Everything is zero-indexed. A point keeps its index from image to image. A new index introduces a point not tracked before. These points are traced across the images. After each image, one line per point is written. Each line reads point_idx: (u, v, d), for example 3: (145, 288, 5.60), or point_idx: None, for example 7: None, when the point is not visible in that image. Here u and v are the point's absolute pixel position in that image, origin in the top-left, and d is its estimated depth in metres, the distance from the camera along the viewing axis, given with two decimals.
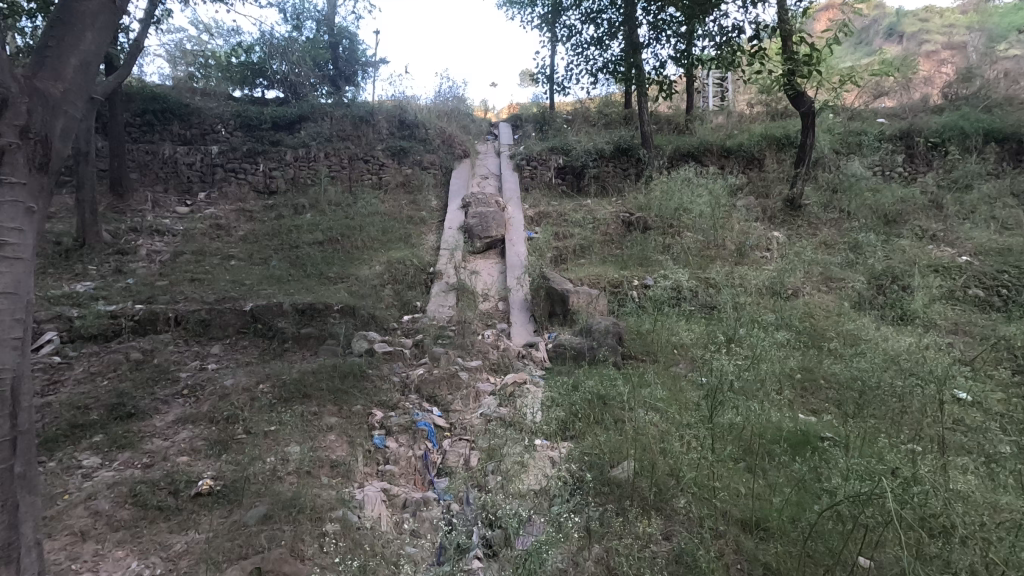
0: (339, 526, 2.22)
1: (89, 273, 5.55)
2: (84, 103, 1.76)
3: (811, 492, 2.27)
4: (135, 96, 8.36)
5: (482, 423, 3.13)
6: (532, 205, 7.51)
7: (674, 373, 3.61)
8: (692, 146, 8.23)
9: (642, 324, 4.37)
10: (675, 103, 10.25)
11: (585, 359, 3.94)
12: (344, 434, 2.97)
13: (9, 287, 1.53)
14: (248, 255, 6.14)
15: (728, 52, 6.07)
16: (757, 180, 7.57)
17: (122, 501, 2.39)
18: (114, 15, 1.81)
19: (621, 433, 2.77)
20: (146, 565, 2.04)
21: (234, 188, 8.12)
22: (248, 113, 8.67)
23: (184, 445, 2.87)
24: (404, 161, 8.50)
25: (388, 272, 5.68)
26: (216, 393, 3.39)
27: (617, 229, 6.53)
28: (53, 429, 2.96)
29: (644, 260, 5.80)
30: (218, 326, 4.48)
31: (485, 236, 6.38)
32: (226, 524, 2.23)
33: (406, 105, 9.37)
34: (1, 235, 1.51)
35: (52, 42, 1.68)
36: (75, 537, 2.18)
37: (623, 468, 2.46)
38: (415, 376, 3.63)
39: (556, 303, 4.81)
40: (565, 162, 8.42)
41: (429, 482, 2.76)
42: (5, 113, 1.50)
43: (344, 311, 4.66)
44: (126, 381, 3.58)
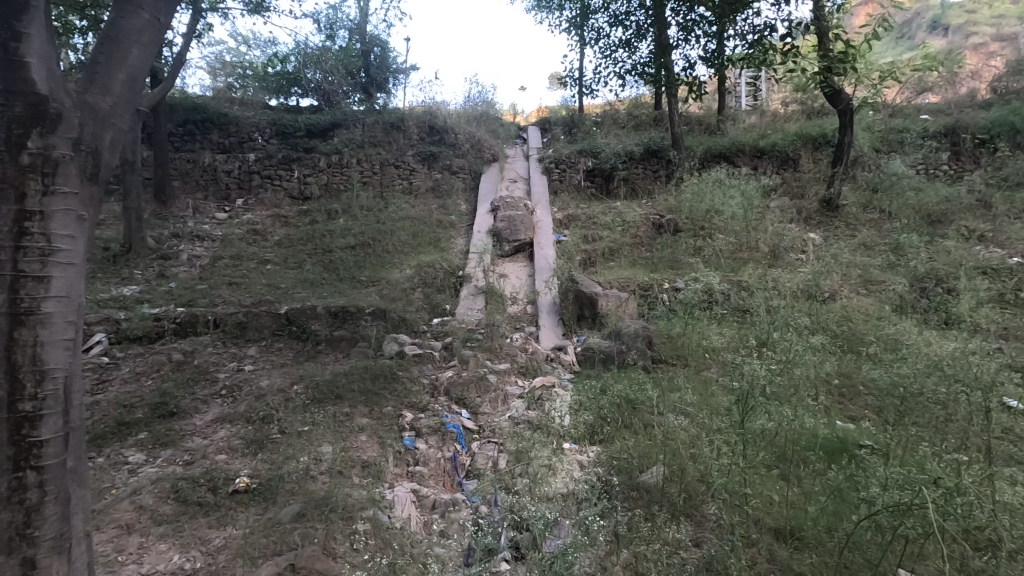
0: (370, 525, 2.26)
1: (135, 277, 5.80)
2: (130, 116, 1.85)
3: (848, 502, 2.20)
4: (178, 107, 8.67)
5: (511, 426, 3.15)
6: (560, 207, 7.51)
7: (704, 378, 3.56)
8: (724, 146, 8.08)
9: (672, 327, 4.32)
10: (706, 104, 10.11)
11: (615, 363, 3.92)
12: (375, 435, 3.03)
13: (63, 291, 1.60)
14: (283, 260, 6.31)
15: (760, 51, 5.92)
16: (793, 181, 7.41)
17: (165, 497, 2.49)
18: (158, 32, 1.91)
19: (650, 437, 2.76)
20: (188, 558, 2.12)
21: (270, 194, 8.36)
22: (283, 120, 8.91)
23: (222, 443, 2.96)
24: (434, 166, 8.62)
25: (418, 275, 5.77)
26: (253, 393, 3.49)
27: (647, 231, 6.48)
28: (102, 426, 3.11)
29: (674, 262, 5.74)
30: (254, 328, 4.61)
31: (514, 239, 6.40)
32: (262, 521, 2.30)
33: (436, 111, 9.49)
34: (55, 241, 1.58)
35: (101, 58, 1.76)
36: (120, 530, 2.27)
37: (652, 473, 2.45)
38: (444, 378, 3.66)
39: (585, 306, 4.79)
40: (594, 165, 8.39)
41: (458, 483, 2.80)
42: (60, 127, 1.57)
43: (375, 314, 4.74)
44: (168, 381, 3.73)
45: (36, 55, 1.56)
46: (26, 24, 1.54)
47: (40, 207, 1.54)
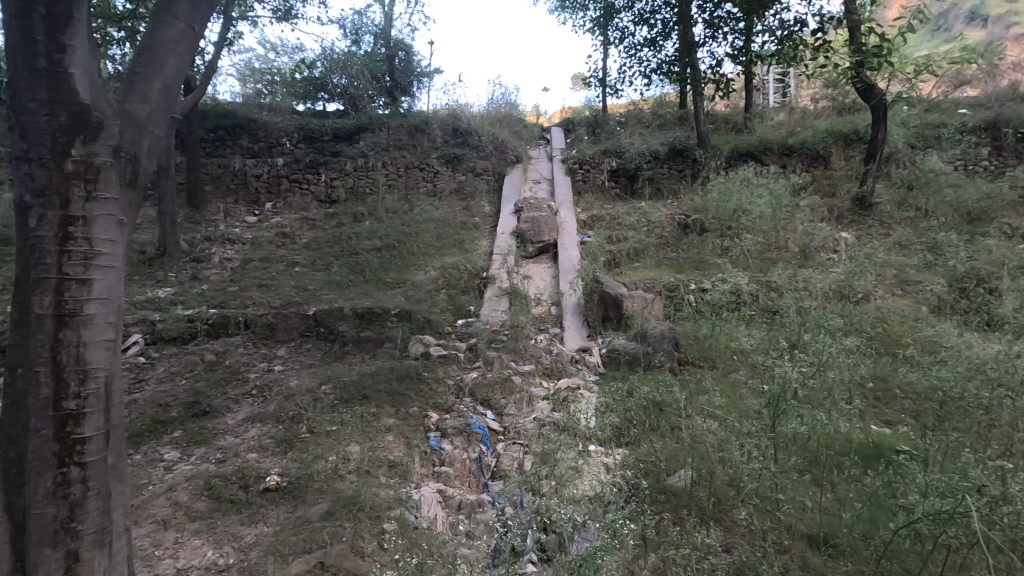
0: (397, 525, 2.28)
1: (169, 280, 5.97)
2: (166, 123, 1.90)
3: (884, 509, 2.13)
4: (210, 113, 8.89)
5: (536, 427, 3.15)
6: (584, 208, 7.48)
7: (733, 380, 3.50)
8: (752, 144, 7.94)
9: (699, 329, 4.26)
10: (733, 102, 9.96)
11: (640, 364, 3.88)
12: (401, 435, 3.06)
13: (104, 293, 1.65)
14: (311, 262, 6.42)
15: (790, 46, 5.81)
16: (823, 179, 7.24)
17: (199, 494, 2.55)
18: (193, 41, 1.96)
19: (677, 441, 2.73)
20: (221, 554, 2.17)
21: (297, 198, 8.52)
22: (311, 125, 9.07)
23: (253, 442, 3.02)
24: (458, 168, 8.66)
25: (443, 276, 5.80)
26: (282, 393, 3.56)
27: (673, 232, 6.41)
28: (139, 425, 3.21)
29: (701, 263, 5.66)
30: (283, 329, 4.69)
31: (538, 240, 6.39)
32: (292, 518, 2.34)
33: (459, 113, 9.56)
34: (97, 245, 1.63)
35: (139, 67, 1.82)
36: (157, 525, 2.34)
37: (680, 477, 2.42)
38: (469, 378, 3.68)
39: (610, 307, 4.76)
40: (618, 165, 8.34)
41: (483, 484, 2.81)
42: (101, 135, 1.63)
43: (401, 315, 4.79)
44: (201, 381, 3.82)
45: (80, 66, 1.61)
46: (70, 36, 1.59)
47: (83, 212, 1.60)
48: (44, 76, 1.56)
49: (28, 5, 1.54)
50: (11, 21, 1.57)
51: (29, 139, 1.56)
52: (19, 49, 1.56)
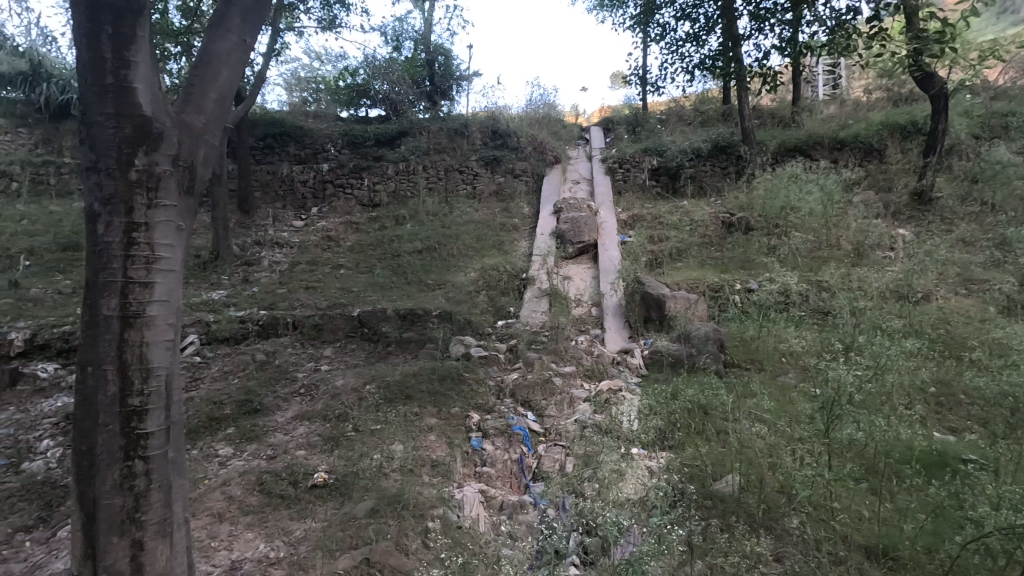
0: (440, 524, 2.31)
1: (222, 282, 6.23)
2: (220, 132, 1.98)
3: (950, 521, 2.02)
4: (259, 122, 9.23)
5: (578, 429, 3.13)
6: (624, 208, 7.38)
7: (782, 384, 3.38)
8: (801, 139, 7.65)
9: (745, 331, 4.14)
10: (780, 95, 9.64)
11: (684, 366, 3.81)
12: (443, 435, 3.09)
13: (164, 295, 1.73)
14: (355, 265, 6.57)
15: (842, 36, 5.56)
16: (878, 174, 6.92)
17: (251, 489, 2.65)
18: (245, 53, 2.04)
19: (724, 445, 2.66)
20: (272, 547, 2.24)
21: (342, 202, 8.74)
22: (354, 131, 9.30)
23: (301, 440, 3.11)
24: (497, 170, 8.69)
25: (483, 277, 5.84)
26: (329, 392, 3.66)
27: (716, 231, 6.25)
28: (196, 421, 3.36)
29: (747, 262, 5.50)
30: (329, 330, 4.82)
31: (577, 241, 6.35)
32: (338, 515, 2.39)
33: (498, 115, 9.61)
34: (158, 250, 1.72)
35: (195, 80, 1.90)
36: (213, 518, 2.44)
37: (727, 482, 2.35)
38: (510, 379, 3.69)
39: (652, 308, 4.69)
40: (659, 164, 8.20)
41: (525, 486, 2.81)
42: (162, 145, 1.71)
43: (442, 317, 4.85)
44: (253, 380, 3.97)
45: (142, 80, 1.70)
46: (134, 52, 1.67)
47: (145, 219, 1.69)
48: (111, 91, 1.65)
49: (97, 24, 1.64)
50: (80, 40, 1.67)
51: (98, 151, 1.65)
52: (88, 66, 1.65)
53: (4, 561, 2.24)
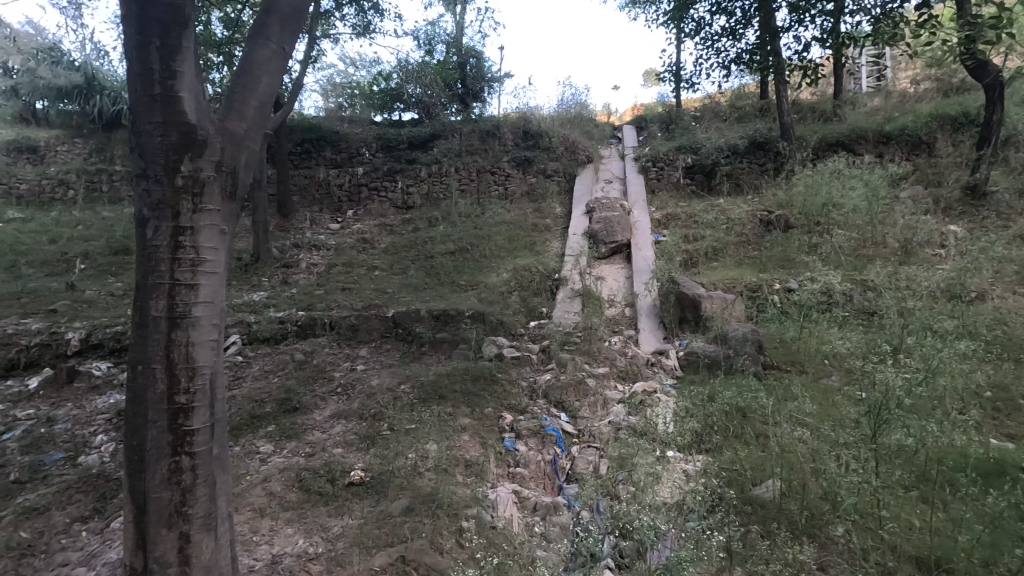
0: (475, 524, 2.32)
1: (263, 284, 6.42)
2: (260, 139, 2.04)
3: (1009, 533, 1.91)
4: (297, 128, 9.47)
5: (612, 431, 3.10)
6: (658, 207, 7.28)
7: (824, 386, 3.27)
8: (843, 133, 7.39)
9: (785, 332, 4.02)
10: (820, 89, 9.35)
11: (721, 368, 3.72)
12: (477, 435, 3.10)
13: (208, 297, 1.79)
14: (390, 266, 6.68)
15: (888, 25, 5.34)
16: (927, 168, 6.63)
17: (291, 485, 2.71)
18: (283, 61, 2.10)
19: (764, 449, 2.59)
20: (311, 543, 2.29)
21: (376, 205, 8.88)
22: (388, 135, 9.45)
23: (338, 438, 3.18)
24: (529, 170, 8.68)
25: (515, 278, 5.84)
26: (364, 392, 3.72)
27: (754, 229, 6.10)
28: (238, 418, 3.47)
29: (786, 261, 5.34)
30: (365, 331, 4.91)
31: (610, 241, 6.29)
32: (374, 512, 2.43)
33: (530, 116, 9.61)
34: (202, 253, 1.78)
35: (237, 88, 1.96)
36: (255, 513, 2.51)
37: (768, 487, 2.29)
38: (543, 380, 3.68)
39: (687, 309, 4.60)
40: (693, 161, 8.04)
41: (558, 487, 2.80)
42: (206, 151, 1.77)
43: (475, 317, 4.87)
44: (291, 379, 4.08)
45: (187, 89, 1.76)
46: (180, 63, 1.74)
47: (191, 223, 1.75)
48: (159, 100, 1.72)
49: (146, 37, 1.71)
50: (130, 54, 1.74)
51: (147, 158, 1.73)
52: (138, 77, 1.73)
53: (62, 549, 2.36)
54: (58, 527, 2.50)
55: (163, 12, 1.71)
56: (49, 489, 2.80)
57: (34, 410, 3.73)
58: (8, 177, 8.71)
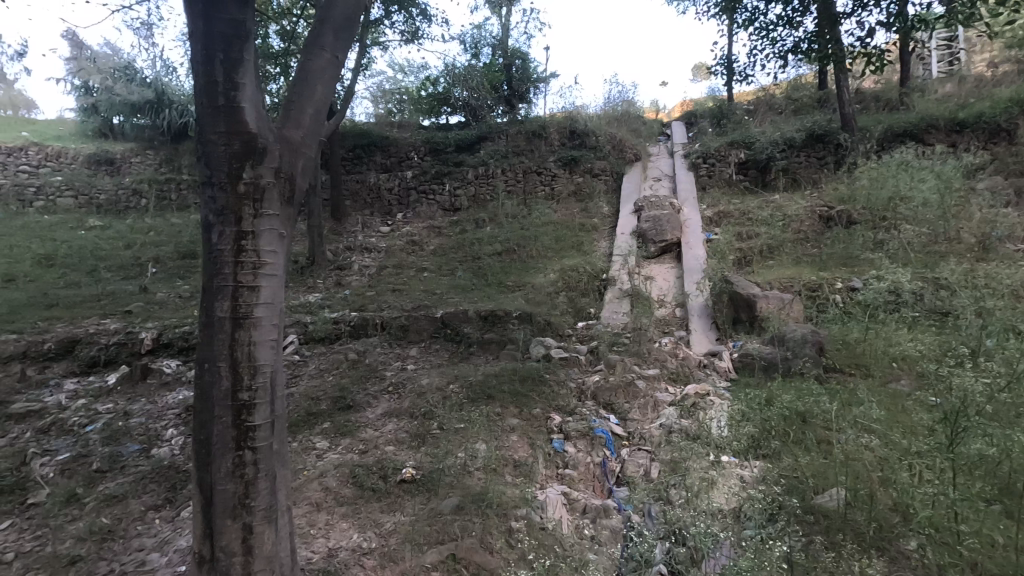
0: (524, 525, 2.32)
1: (318, 286, 6.65)
2: (316, 145, 2.11)
3: None
4: (349, 134, 9.76)
5: (663, 434, 3.03)
6: (710, 204, 7.07)
7: (892, 391, 3.09)
8: (911, 122, 6.97)
9: (849, 333, 3.83)
10: (885, 76, 8.85)
11: (778, 371, 3.58)
12: (525, 435, 3.10)
13: (269, 298, 1.87)
14: (438, 268, 6.78)
15: (963, 5, 4.99)
16: (1007, 157, 6.16)
17: (345, 481, 2.79)
18: (337, 69, 2.16)
19: (827, 457, 2.47)
20: (365, 538, 2.35)
21: (425, 208, 9.04)
22: (436, 139, 9.60)
23: (390, 436, 3.25)
24: (576, 170, 8.62)
25: (563, 278, 5.81)
26: (415, 391, 3.79)
27: (813, 226, 5.83)
28: (296, 415, 3.60)
29: (849, 258, 5.07)
30: (414, 331, 4.99)
31: (660, 240, 6.16)
32: (425, 510, 2.47)
33: (576, 115, 9.54)
34: (263, 256, 1.85)
35: (294, 97, 2.04)
36: (312, 507, 2.60)
37: (831, 496, 2.18)
38: (591, 382, 3.64)
39: (741, 309, 4.45)
40: (747, 156, 7.77)
41: (608, 490, 2.76)
42: (265, 158, 1.85)
43: (522, 318, 4.88)
44: (345, 378, 4.20)
45: (248, 99, 1.84)
46: (242, 75, 1.82)
47: (252, 228, 1.83)
48: (223, 111, 1.81)
49: (211, 52, 1.80)
50: (196, 68, 1.83)
51: (212, 166, 1.82)
52: (203, 90, 1.82)
53: (138, 535, 2.51)
54: (134, 515, 2.67)
55: (226, 27, 1.80)
56: (126, 479, 2.99)
57: (113, 404, 4.00)
58: (89, 188, 9.39)
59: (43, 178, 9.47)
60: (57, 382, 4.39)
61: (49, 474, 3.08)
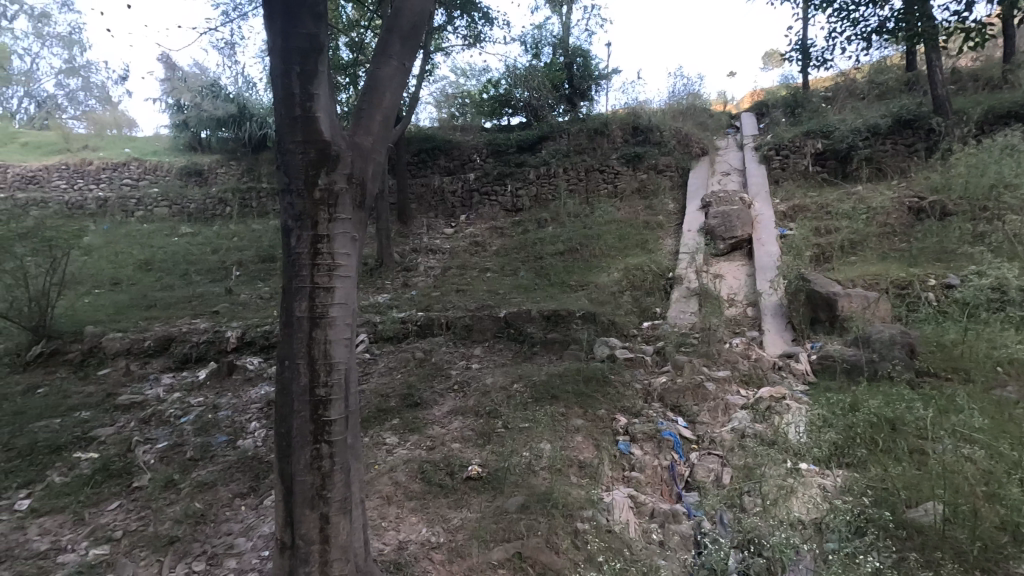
0: (590, 526, 2.30)
1: (386, 287, 6.87)
2: (385, 151, 2.18)
3: None
4: (414, 139, 10.03)
5: (735, 439, 2.91)
6: (784, 198, 6.72)
7: (997, 398, 2.82)
8: (1017, 102, 6.33)
9: (944, 334, 3.54)
10: (985, 53, 8.09)
11: (862, 374, 3.35)
12: (590, 436, 3.07)
13: (343, 298, 1.95)
14: (501, 268, 6.83)
15: None
16: None
17: (414, 476, 2.87)
18: (404, 76, 2.22)
19: (920, 468, 2.29)
20: (433, 532, 2.40)
21: (488, 209, 9.14)
22: (498, 140, 9.69)
23: (456, 433, 3.31)
24: (639, 167, 8.44)
25: (627, 277, 5.71)
26: (479, 389, 3.85)
27: (902, 219, 5.43)
28: (367, 411, 3.75)
29: (944, 252, 4.68)
30: (478, 331, 5.06)
31: (729, 236, 5.92)
32: (491, 507, 2.50)
33: (640, 110, 9.35)
34: (337, 258, 1.93)
35: (364, 105, 2.12)
36: (382, 500, 2.69)
37: (927, 511, 2.01)
38: (658, 383, 3.55)
39: (820, 308, 4.20)
40: (825, 146, 7.33)
41: (677, 495, 2.67)
42: (339, 165, 1.94)
43: (586, 318, 4.84)
44: (413, 375, 4.32)
45: (323, 109, 1.93)
46: (316, 86, 1.91)
47: (328, 232, 1.91)
48: (299, 121, 1.90)
49: (288, 65, 1.90)
50: (275, 81, 1.94)
51: (290, 174, 1.92)
52: (282, 102, 1.92)
53: (227, 520, 2.70)
54: (223, 501, 2.87)
55: (302, 42, 1.90)
56: (216, 467, 3.23)
57: (203, 397, 4.32)
58: (181, 198, 10.18)
59: (143, 191, 10.37)
60: (156, 377, 4.79)
61: (150, 461, 3.37)
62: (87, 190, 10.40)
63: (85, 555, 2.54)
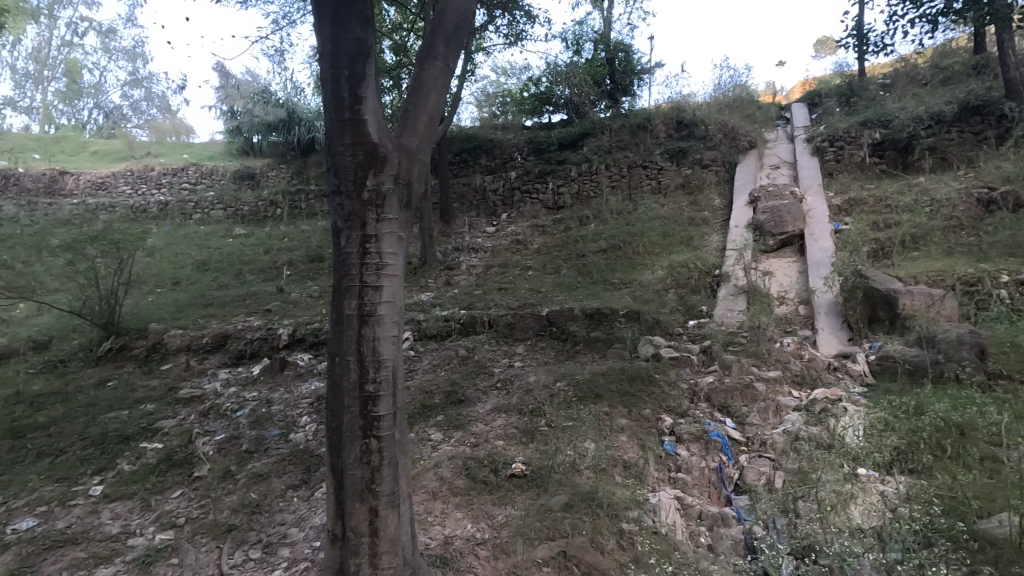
0: (637, 527, 2.27)
1: (429, 285, 6.97)
2: (430, 151, 2.21)
3: None
4: (456, 139, 10.13)
5: (787, 442, 2.81)
6: (838, 191, 6.44)
7: None
8: None
9: (1018, 335, 3.32)
10: None
11: (926, 377, 3.18)
12: (635, 436, 3.03)
13: (390, 297, 1.99)
14: (542, 266, 6.81)
15: None
16: None
17: (458, 472, 2.90)
18: (448, 77, 2.25)
19: (992, 478, 2.16)
20: (478, 528, 2.42)
21: (528, 207, 9.14)
22: (539, 138, 9.67)
23: (500, 431, 3.32)
24: (684, 162, 8.26)
25: (672, 275, 5.60)
26: (522, 387, 3.86)
27: (970, 212, 5.11)
28: (413, 407, 3.81)
29: (1017, 247, 4.38)
30: (520, 329, 5.07)
31: (779, 232, 5.72)
32: (535, 505, 2.50)
33: (683, 104, 9.14)
34: (384, 257, 1.97)
35: (410, 106, 2.15)
36: (428, 495, 2.73)
37: (1002, 522, 1.89)
38: (705, 383, 3.46)
39: (879, 306, 4.00)
40: (883, 136, 6.98)
41: (726, 498, 2.61)
42: (385, 166, 1.97)
43: (629, 316, 4.77)
44: (455, 373, 4.37)
45: (370, 112, 1.97)
46: (364, 89, 1.95)
47: (376, 231, 1.95)
48: (348, 124, 1.94)
49: (338, 70, 1.95)
50: (325, 86, 1.99)
51: (340, 176, 1.97)
52: (332, 106, 1.97)
53: (280, 510, 2.80)
54: (277, 492, 2.98)
55: (351, 46, 1.94)
56: (270, 459, 3.36)
57: (257, 392, 4.49)
58: (236, 201, 10.61)
59: (200, 194, 10.87)
60: (213, 372, 5.02)
61: (209, 452, 3.53)
62: (150, 195, 11.00)
63: (152, 539, 2.69)
